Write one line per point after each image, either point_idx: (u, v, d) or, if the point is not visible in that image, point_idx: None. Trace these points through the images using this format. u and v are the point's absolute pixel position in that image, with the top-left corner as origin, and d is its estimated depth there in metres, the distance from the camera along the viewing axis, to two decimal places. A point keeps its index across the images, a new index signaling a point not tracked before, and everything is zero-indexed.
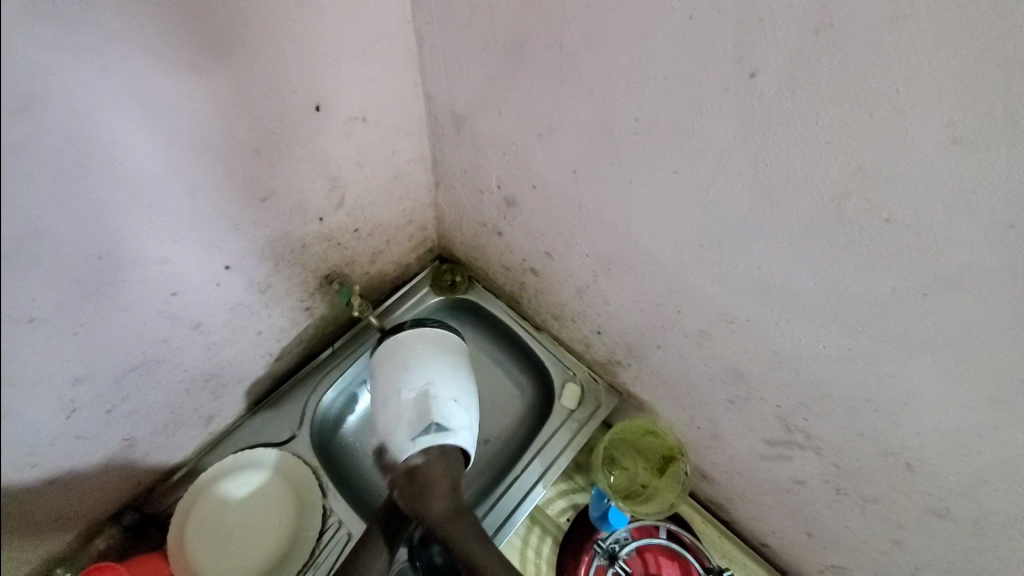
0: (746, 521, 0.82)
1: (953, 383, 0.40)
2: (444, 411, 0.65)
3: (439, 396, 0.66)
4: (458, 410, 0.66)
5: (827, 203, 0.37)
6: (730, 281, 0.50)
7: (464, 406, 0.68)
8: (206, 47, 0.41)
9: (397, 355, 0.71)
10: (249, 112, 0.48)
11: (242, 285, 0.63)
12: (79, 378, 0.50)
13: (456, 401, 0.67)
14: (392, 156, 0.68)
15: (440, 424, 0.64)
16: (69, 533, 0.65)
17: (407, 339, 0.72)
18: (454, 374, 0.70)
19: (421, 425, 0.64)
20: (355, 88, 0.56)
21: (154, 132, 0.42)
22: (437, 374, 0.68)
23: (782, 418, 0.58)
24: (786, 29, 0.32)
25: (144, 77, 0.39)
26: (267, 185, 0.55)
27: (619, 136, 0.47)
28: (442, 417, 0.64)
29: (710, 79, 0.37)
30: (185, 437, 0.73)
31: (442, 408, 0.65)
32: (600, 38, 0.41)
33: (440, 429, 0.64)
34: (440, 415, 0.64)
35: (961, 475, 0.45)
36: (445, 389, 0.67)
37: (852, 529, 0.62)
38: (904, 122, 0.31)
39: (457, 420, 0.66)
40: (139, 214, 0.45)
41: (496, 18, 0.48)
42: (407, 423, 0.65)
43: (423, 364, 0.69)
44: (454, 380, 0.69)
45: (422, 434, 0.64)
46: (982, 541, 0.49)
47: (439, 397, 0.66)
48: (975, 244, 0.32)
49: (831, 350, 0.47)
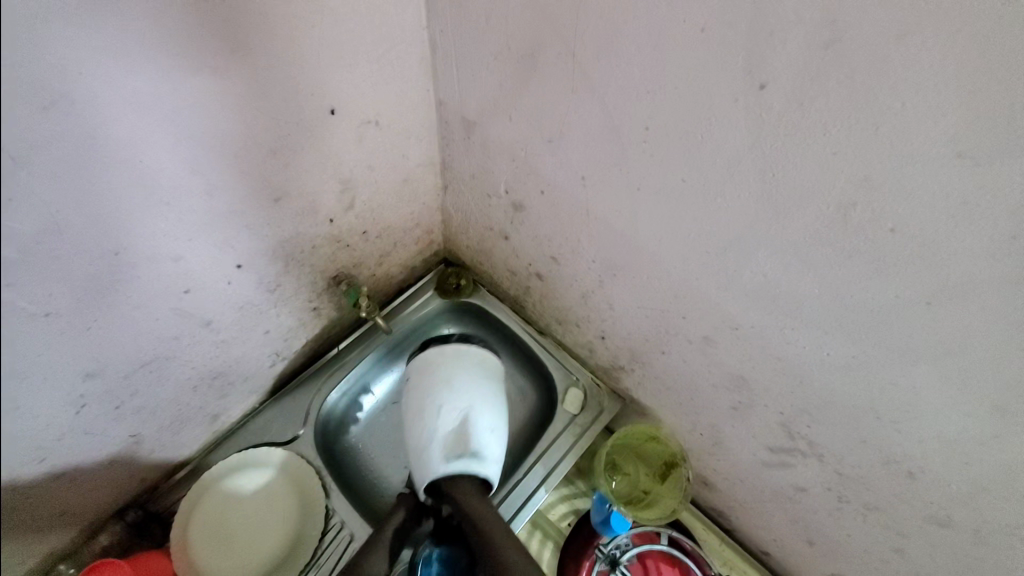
0: (747, 529, 0.82)
1: (954, 391, 0.41)
2: (480, 439, 0.66)
3: (479, 422, 0.67)
4: (491, 440, 0.67)
5: (833, 213, 0.38)
6: (736, 288, 0.50)
7: (496, 437, 0.69)
8: (227, 50, 0.42)
9: (437, 371, 0.71)
10: (265, 113, 0.49)
11: (252, 284, 0.64)
12: (90, 373, 0.51)
13: (492, 430, 0.68)
14: (403, 160, 0.69)
15: (476, 452, 0.65)
16: (73, 528, 0.66)
17: (452, 356, 0.73)
18: (491, 400, 0.71)
19: (458, 453, 0.64)
20: (369, 93, 0.57)
21: (174, 133, 0.43)
22: (479, 398, 0.69)
23: (785, 425, 0.59)
24: (794, 43, 0.33)
25: (165, 78, 0.39)
26: (280, 186, 0.56)
27: (628, 144, 0.48)
28: (479, 447, 0.65)
29: (719, 90, 0.38)
30: (190, 435, 0.73)
31: (479, 434, 0.66)
32: (612, 48, 0.43)
33: (473, 458, 0.64)
34: (476, 443, 0.65)
35: (962, 483, 0.46)
36: (485, 418, 0.68)
37: (854, 537, 0.63)
38: (909, 135, 0.32)
39: (490, 452, 0.66)
40: (157, 212, 0.46)
41: (510, 27, 0.49)
42: (444, 444, 0.65)
43: (469, 387, 0.70)
44: (491, 407, 0.70)
45: (456, 460, 0.64)
46: (983, 549, 0.49)
47: (479, 425, 0.67)
48: (978, 253, 0.33)
49: (835, 358, 0.47)
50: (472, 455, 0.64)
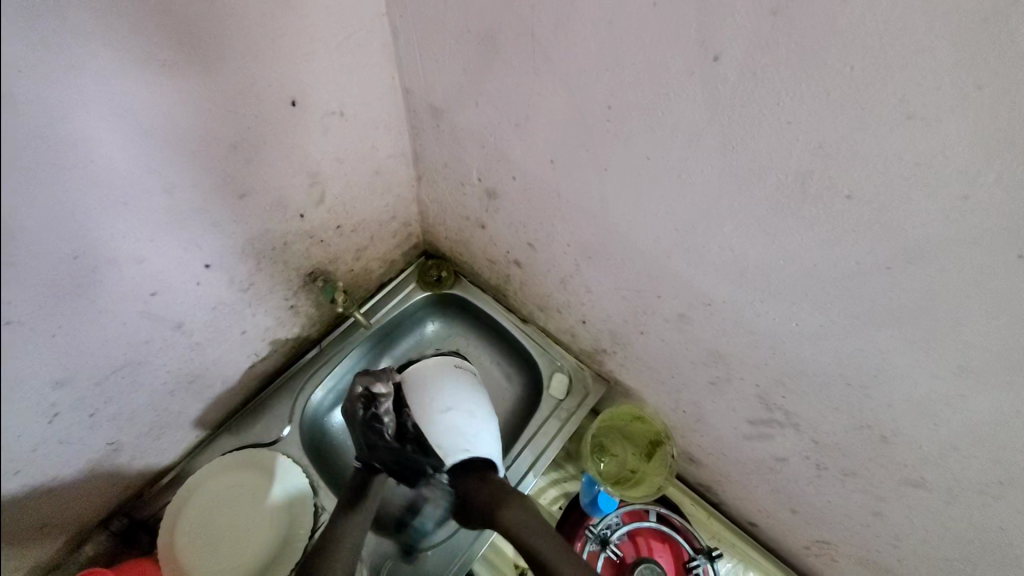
0: (734, 502, 0.84)
1: (918, 353, 0.42)
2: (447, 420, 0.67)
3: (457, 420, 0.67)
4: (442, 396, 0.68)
5: (793, 182, 0.38)
6: (706, 264, 0.51)
7: (430, 390, 0.69)
8: (174, 42, 0.40)
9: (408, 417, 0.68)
10: (221, 107, 0.47)
11: (224, 283, 0.63)
12: (59, 381, 0.50)
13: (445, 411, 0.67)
14: (371, 152, 0.69)
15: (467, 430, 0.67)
16: (56, 542, 0.65)
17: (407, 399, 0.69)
18: (445, 392, 0.69)
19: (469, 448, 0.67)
20: (330, 83, 0.56)
21: (126, 130, 0.41)
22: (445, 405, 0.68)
23: (762, 397, 0.60)
24: (744, 13, 0.33)
25: (112, 74, 0.38)
26: (244, 182, 0.55)
27: (593, 123, 0.48)
28: (467, 440, 0.66)
29: (675, 64, 0.38)
30: (171, 440, 0.72)
31: (405, 411, 0.68)
32: (569, 27, 0.42)
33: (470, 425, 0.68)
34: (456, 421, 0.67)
35: (931, 443, 0.47)
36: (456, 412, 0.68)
37: (834, 503, 0.64)
38: (860, 100, 0.32)
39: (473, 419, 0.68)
40: (114, 213, 0.44)
41: (468, 9, 0.48)
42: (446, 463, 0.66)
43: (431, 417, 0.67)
44: (450, 396, 0.69)
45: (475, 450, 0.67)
46: (955, 507, 0.51)
47: (447, 441, 0.65)
48: (933, 216, 0.33)
49: (804, 327, 0.48)
50: (471, 439, 0.67)
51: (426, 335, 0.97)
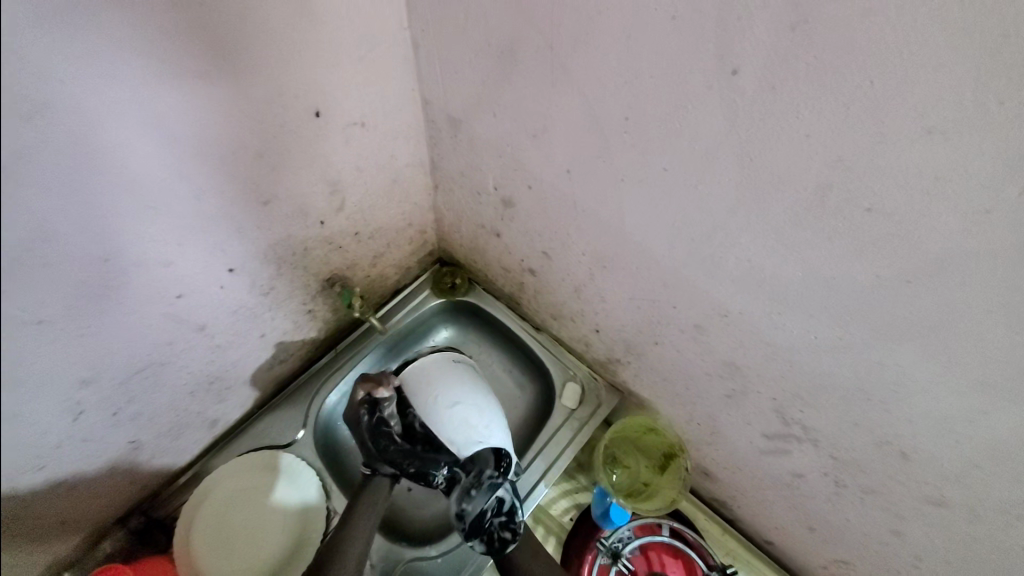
0: (749, 518, 0.82)
1: (941, 369, 0.41)
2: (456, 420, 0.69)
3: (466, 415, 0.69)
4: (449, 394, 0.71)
5: (812, 194, 0.38)
6: (723, 275, 0.50)
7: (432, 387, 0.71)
8: (206, 54, 0.42)
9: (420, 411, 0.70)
10: (248, 117, 0.49)
11: (245, 287, 0.64)
12: (85, 380, 0.51)
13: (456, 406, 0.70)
14: (391, 160, 0.70)
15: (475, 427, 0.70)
16: (76, 537, 0.66)
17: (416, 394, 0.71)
18: (449, 388, 0.71)
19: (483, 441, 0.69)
20: (353, 94, 0.58)
21: (157, 138, 0.43)
22: (454, 401, 0.70)
23: (779, 411, 0.59)
24: (763, 28, 0.33)
25: (146, 84, 0.40)
26: (267, 189, 0.56)
27: (610, 134, 0.48)
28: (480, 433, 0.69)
29: (693, 77, 0.39)
30: (189, 440, 0.74)
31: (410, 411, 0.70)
32: (587, 40, 0.43)
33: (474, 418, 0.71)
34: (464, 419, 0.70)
35: (954, 462, 0.46)
36: (463, 407, 0.70)
37: (854, 522, 0.63)
38: (880, 113, 0.32)
39: (479, 413, 0.71)
40: (144, 219, 0.46)
41: (489, 23, 0.49)
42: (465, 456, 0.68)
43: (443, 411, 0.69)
44: (456, 392, 0.71)
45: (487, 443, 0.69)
46: (981, 529, 0.49)
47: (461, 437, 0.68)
48: (956, 229, 0.33)
49: (822, 340, 0.47)
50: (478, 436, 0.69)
51: (440, 341, 0.98)
